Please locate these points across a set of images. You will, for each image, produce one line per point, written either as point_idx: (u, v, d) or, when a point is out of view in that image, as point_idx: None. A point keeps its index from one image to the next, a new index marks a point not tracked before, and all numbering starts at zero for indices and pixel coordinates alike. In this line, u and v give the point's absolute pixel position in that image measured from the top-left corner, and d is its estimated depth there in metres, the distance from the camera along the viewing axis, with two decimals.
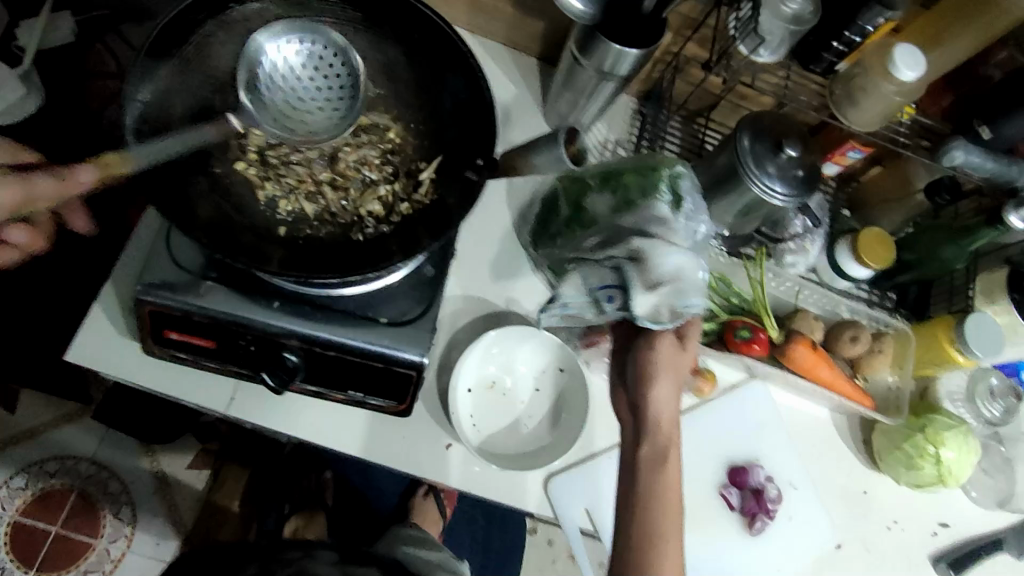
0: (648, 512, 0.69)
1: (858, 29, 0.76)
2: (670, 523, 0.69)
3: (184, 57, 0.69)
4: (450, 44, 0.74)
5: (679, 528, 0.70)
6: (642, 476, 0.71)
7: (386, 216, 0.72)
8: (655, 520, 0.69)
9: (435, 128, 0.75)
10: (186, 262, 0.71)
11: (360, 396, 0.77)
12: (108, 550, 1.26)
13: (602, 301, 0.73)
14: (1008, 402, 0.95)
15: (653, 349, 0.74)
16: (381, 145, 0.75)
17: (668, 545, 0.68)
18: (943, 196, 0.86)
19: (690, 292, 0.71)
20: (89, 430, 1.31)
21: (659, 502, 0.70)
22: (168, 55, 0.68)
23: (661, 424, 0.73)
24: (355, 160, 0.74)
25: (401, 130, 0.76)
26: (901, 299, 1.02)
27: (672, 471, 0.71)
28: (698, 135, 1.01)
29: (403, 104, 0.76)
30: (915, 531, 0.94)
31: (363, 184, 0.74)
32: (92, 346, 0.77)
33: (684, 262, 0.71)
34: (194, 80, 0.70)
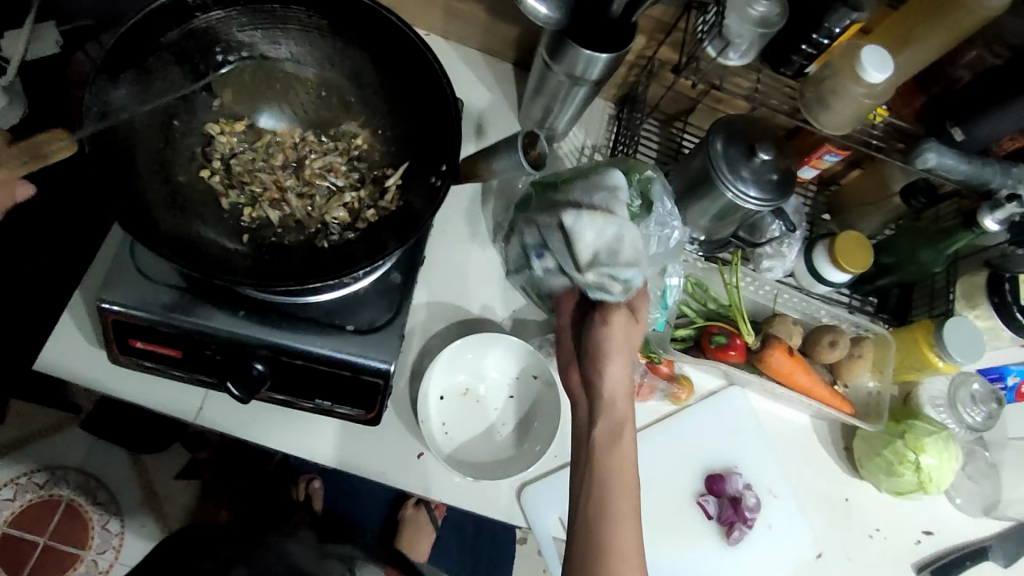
0: (601, 489, 0.70)
1: (826, 31, 0.76)
2: (623, 499, 0.70)
3: (148, 67, 0.65)
4: (418, 55, 0.70)
5: (635, 508, 0.70)
6: (598, 456, 0.72)
7: (351, 223, 0.71)
8: (608, 498, 0.69)
9: (401, 133, 0.74)
10: (150, 271, 0.71)
11: (328, 405, 0.76)
12: (97, 561, 1.21)
13: (538, 261, 0.82)
14: (991, 408, 0.93)
15: (608, 329, 0.75)
16: (348, 151, 0.75)
17: (621, 524, 0.68)
18: (919, 198, 0.85)
19: (624, 262, 0.72)
20: (77, 441, 1.25)
21: (612, 480, 0.70)
22: (128, 66, 0.64)
23: (614, 405, 0.74)
24: (322, 165, 0.73)
25: (369, 135, 0.75)
26: (882, 303, 1.00)
27: (626, 451, 0.72)
28: (676, 139, 1.02)
29: (372, 109, 0.74)
30: (898, 539, 0.92)
31: (329, 191, 0.73)
32: (57, 356, 0.77)
33: (618, 232, 0.73)
34: (159, 89, 0.67)
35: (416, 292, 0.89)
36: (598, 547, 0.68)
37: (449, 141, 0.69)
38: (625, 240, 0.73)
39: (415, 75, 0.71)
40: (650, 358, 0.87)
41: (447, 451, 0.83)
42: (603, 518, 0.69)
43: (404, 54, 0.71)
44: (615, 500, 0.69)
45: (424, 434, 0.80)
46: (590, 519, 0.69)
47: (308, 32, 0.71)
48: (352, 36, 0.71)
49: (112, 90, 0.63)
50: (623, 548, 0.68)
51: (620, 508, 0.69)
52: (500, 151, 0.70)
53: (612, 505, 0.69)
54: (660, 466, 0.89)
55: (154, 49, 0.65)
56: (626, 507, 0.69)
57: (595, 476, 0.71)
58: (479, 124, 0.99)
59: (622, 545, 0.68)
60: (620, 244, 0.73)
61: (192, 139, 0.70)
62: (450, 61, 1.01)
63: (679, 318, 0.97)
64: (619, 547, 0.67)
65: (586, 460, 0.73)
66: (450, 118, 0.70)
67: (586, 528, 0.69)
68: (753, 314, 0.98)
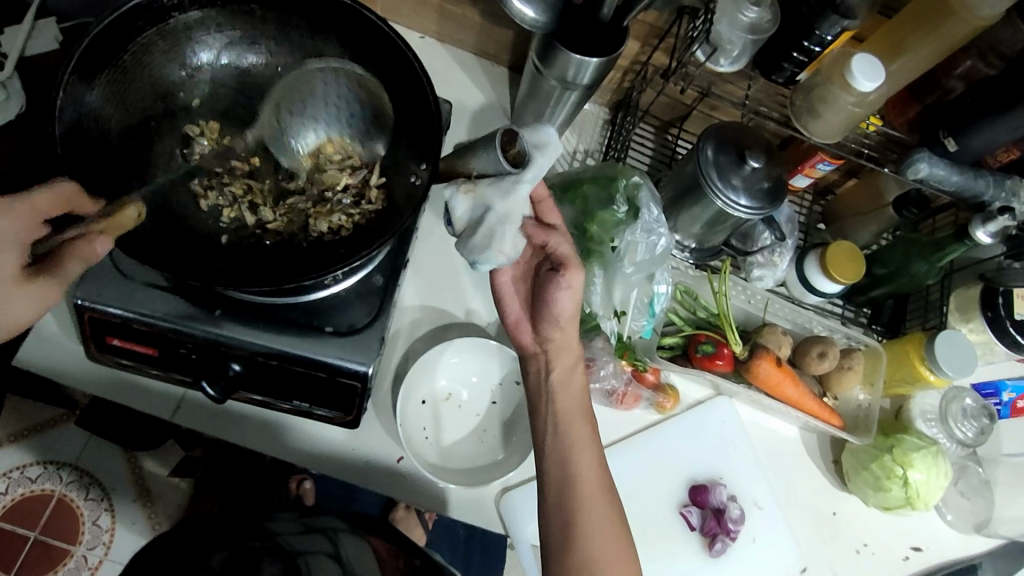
0: (561, 430, 0.73)
1: (817, 39, 0.75)
2: (580, 424, 0.73)
3: (122, 66, 0.65)
4: (394, 49, 0.69)
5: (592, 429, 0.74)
6: (555, 392, 0.75)
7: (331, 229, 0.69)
8: (567, 436, 0.73)
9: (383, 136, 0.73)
10: (126, 269, 0.70)
11: (307, 406, 0.75)
12: (86, 557, 1.18)
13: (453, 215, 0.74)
14: (983, 423, 0.92)
15: (568, 291, 0.74)
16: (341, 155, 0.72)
17: (581, 451, 0.72)
18: (911, 209, 0.83)
19: (483, 243, 0.68)
20: (74, 436, 1.24)
21: (567, 418, 0.73)
22: (103, 67, 0.64)
23: (571, 348, 0.76)
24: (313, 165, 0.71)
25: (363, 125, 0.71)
26: (875, 315, 0.98)
27: (578, 379, 0.76)
28: (670, 145, 1.01)
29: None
30: (886, 555, 0.90)
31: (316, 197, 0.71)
32: (39, 354, 0.79)
33: (487, 216, 0.66)
34: (136, 92, 0.67)
35: (401, 295, 0.88)
36: (566, 469, 0.71)
37: (429, 144, 0.68)
38: (485, 226, 0.67)
39: (394, 73, 0.70)
40: (635, 366, 0.87)
41: (427, 456, 0.82)
42: (565, 456, 0.71)
43: (385, 52, 0.70)
44: (575, 437, 0.72)
45: (402, 438, 0.80)
46: (557, 459, 0.72)
47: (289, 32, 0.72)
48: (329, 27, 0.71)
49: (87, 87, 0.62)
50: (590, 483, 0.70)
51: (580, 446, 0.72)
52: (477, 151, 0.67)
53: (573, 441, 0.72)
54: (643, 476, 0.87)
55: (129, 47, 0.65)
56: (585, 441, 0.73)
57: (553, 419, 0.74)
58: (472, 126, 0.98)
59: (582, 461, 0.71)
60: (481, 232, 0.67)
61: (169, 140, 0.69)
62: (444, 63, 1.00)
63: (667, 326, 0.96)
64: (580, 460, 0.71)
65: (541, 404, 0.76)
66: (429, 117, 0.69)
67: (554, 461, 0.72)
68: (744, 323, 0.96)
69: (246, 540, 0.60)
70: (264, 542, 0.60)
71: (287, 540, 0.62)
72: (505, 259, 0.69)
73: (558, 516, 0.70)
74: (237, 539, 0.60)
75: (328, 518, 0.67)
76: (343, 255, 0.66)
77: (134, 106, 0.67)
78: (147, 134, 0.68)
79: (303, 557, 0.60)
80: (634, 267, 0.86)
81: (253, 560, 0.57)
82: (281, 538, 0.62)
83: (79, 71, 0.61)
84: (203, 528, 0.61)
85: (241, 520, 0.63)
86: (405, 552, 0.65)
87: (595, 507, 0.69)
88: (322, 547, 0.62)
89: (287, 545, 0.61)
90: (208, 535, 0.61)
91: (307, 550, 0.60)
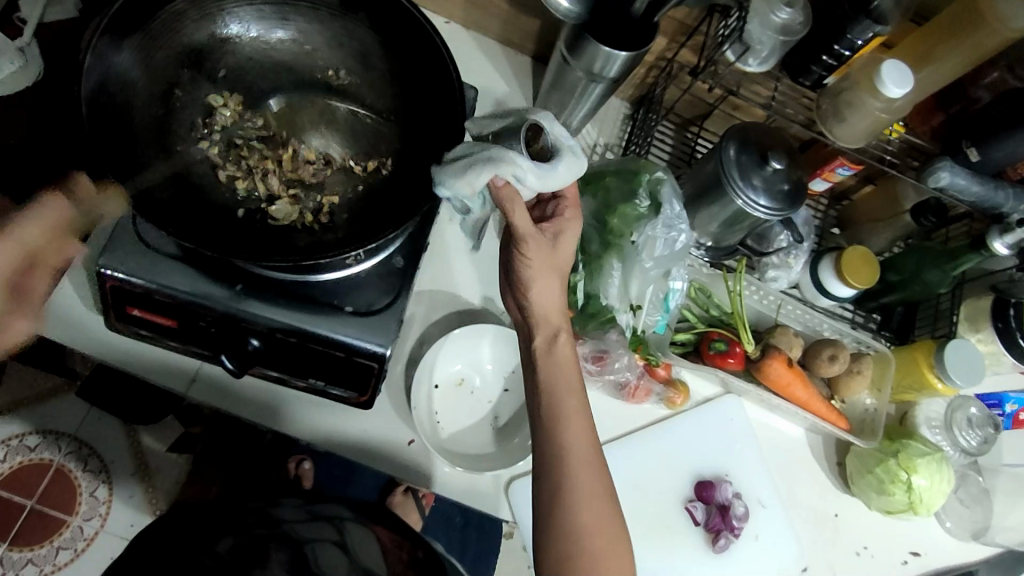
0: (548, 400, 0.66)
1: (847, 43, 0.76)
2: (570, 397, 0.67)
3: (151, 32, 0.65)
4: (427, 40, 0.69)
5: (582, 403, 0.67)
6: (538, 363, 0.69)
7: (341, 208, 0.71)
8: (556, 405, 0.66)
9: (407, 117, 0.73)
10: (149, 239, 0.70)
11: (322, 385, 0.75)
12: (82, 528, 1.17)
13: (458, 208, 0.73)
14: (986, 432, 0.93)
15: None
16: (348, 144, 0.74)
17: (572, 428, 0.65)
18: (929, 217, 0.84)
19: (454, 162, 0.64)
20: (75, 407, 1.24)
21: (554, 388, 0.67)
22: (134, 30, 0.63)
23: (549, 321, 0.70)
24: (319, 162, 0.73)
25: (375, 134, 0.74)
26: (884, 321, 0.99)
27: (564, 352, 0.69)
28: (690, 143, 1.01)
29: (379, 95, 0.74)
30: (885, 559, 0.91)
31: (324, 181, 0.72)
32: (55, 317, 0.77)
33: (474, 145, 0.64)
34: (162, 60, 0.67)
35: (417, 280, 0.88)
36: (554, 444, 0.65)
37: (455, 125, 0.68)
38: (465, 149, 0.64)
39: (427, 64, 0.70)
40: (647, 360, 0.88)
41: (439, 440, 0.83)
42: (552, 429, 0.65)
43: (416, 39, 0.70)
44: (562, 408, 0.66)
45: (414, 420, 0.80)
46: (546, 433, 0.65)
47: (322, 10, 0.72)
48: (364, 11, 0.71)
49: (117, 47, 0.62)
50: (579, 459, 0.64)
51: (567, 419, 0.66)
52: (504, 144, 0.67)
53: (561, 413, 0.66)
54: (650, 470, 0.88)
55: (158, 12, 0.65)
56: (575, 413, 0.66)
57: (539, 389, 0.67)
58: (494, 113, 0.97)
59: (573, 434, 0.65)
60: (459, 157, 0.64)
61: (191, 113, 0.69)
62: (469, 50, 1.00)
63: (680, 322, 0.96)
64: (570, 433, 0.65)
65: (530, 375, 0.69)
66: (454, 101, 0.69)
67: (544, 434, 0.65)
68: (755, 323, 0.97)
69: (252, 526, 0.58)
70: (271, 529, 0.58)
71: (295, 528, 0.59)
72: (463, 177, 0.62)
73: (546, 495, 0.63)
74: (243, 524, 0.58)
75: (334, 506, 0.65)
76: (368, 234, 0.67)
77: (158, 73, 0.67)
78: (168, 103, 0.68)
79: (310, 544, 0.57)
80: (653, 262, 0.86)
81: (260, 545, 0.56)
82: (289, 525, 0.59)
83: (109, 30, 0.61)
84: (199, 518, 0.60)
85: (244, 507, 0.62)
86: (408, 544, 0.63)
87: (588, 488, 0.63)
88: (330, 536, 0.59)
89: (295, 533, 0.59)
90: (208, 524, 0.59)
91: (313, 538, 0.58)
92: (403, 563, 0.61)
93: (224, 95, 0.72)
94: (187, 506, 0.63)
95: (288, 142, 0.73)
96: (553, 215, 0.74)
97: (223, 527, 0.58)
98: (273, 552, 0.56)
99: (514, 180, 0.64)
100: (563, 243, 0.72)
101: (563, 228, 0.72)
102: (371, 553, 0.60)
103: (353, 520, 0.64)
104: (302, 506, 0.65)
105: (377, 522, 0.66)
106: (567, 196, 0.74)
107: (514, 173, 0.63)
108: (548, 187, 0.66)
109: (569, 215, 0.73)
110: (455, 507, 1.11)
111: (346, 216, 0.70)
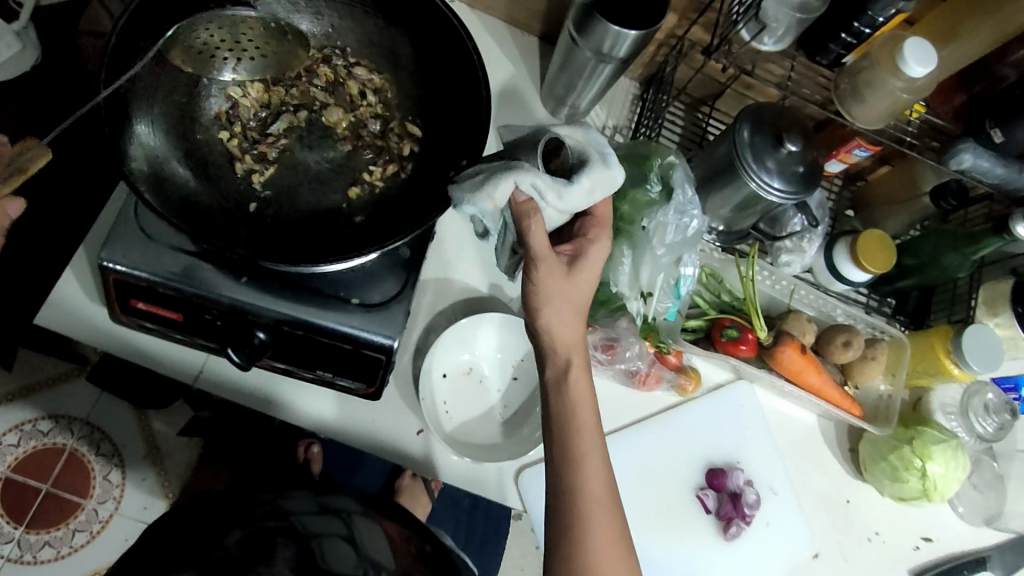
0: (566, 433, 0.64)
1: (868, 20, 0.72)
2: (590, 438, 0.64)
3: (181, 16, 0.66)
4: (456, 39, 0.69)
5: (600, 443, 0.64)
6: (550, 400, 0.65)
7: (362, 205, 0.69)
8: (571, 444, 0.63)
9: (430, 115, 0.73)
10: (152, 231, 0.69)
11: (329, 376, 0.75)
12: (97, 510, 1.19)
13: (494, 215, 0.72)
14: (1004, 419, 0.91)
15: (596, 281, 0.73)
16: (377, 136, 0.72)
17: (592, 470, 0.63)
18: (950, 201, 0.80)
19: (476, 179, 0.62)
20: (85, 393, 1.24)
21: (570, 422, 0.64)
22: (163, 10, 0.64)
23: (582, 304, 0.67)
24: (342, 161, 0.71)
25: (398, 127, 0.73)
26: (899, 306, 0.97)
27: (578, 390, 0.64)
28: (701, 124, 0.98)
29: (404, 94, 0.74)
30: (896, 544, 0.91)
31: (349, 176, 0.70)
32: (60, 309, 0.76)
33: (495, 164, 0.63)
34: None
35: (421, 270, 0.86)
36: (568, 482, 0.62)
37: (477, 123, 0.68)
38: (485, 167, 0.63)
39: (453, 59, 0.70)
40: (658, 348, 0.86)
41: (448, 430, 0.82)
42: (569, 467, 0.63)
43: (446, 39, 0.70)
44: (579, 446, 0.63)
45: (425, 410, 0.80)
46: (557, 470, 0.63)
47: None
48: (394, 15, 0.72)
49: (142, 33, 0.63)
50: (597, 502, 0.62)
51: (585, 458, 0.63)
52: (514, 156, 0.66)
53: (578, 450, 0.63)
54: (660, 458, 0.88)
55: None
56: (592, 452, 0.63)
57: (554, 421, 0.64)
58: (500, 96, 0.95)
59: (591, 476, 0.62)
60: (478, 173, 0.63)
61: (217, 100, 0.68)
62: (474, 29, 0.97)
63: (691, 309, 0.94)
64: (589, 475, 0.62)
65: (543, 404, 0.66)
66: (476, 90, 0.69)
67: (560, 464, 0.63)
68: (767, 308, 0.96)
69: (260, 518, 0.58)
70: (280, 521, 0.58)
71: (303, 521, 0.59)
72: (483, 194, 0.61)
73: (560, 533, 0.61)
74: (252, 517, 0.58)
75: (341, 499, 0.65)
76: (386, 236, 0.65)
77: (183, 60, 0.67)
78: (196, 96, 0.67)
79: (317, 539, 0.57)
80: (664, 249, 0.83)
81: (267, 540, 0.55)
82: (297, 518, 0.59)
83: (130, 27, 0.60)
84: (207, 511, 0.59)
85: (254, 499, 0.61)
86: (416, 536, 0.63)
87: (602, 526, 0.61)
88: (337, 530, 0.59)
89: (302, 526, 0.58)
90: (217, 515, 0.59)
91: (320, 532, 0.58)
92: (411, 555, 0.60)
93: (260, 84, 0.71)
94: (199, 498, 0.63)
95: (304, 133, 0.71)
96: (577, 235, 0.70)
97: (233, 517, 0.58)
98: (280, 549, 0.55)
99: (536, 197, 0.62)
100: (582, 268, 0.67)
101: (584, 251, 0.68)
102: (379, 547, 0.59)
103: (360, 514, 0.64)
104: (310, 496, 0.64)
105: (385, 514, 0.67)
106: (595, 215, 0.70)
107: (535, 188, 0.62)
108: (573, 205, 0.64)
109: (593, 236, 0.69)
110: (463, 492, 1.11)
111: (360, 218, 0.68)
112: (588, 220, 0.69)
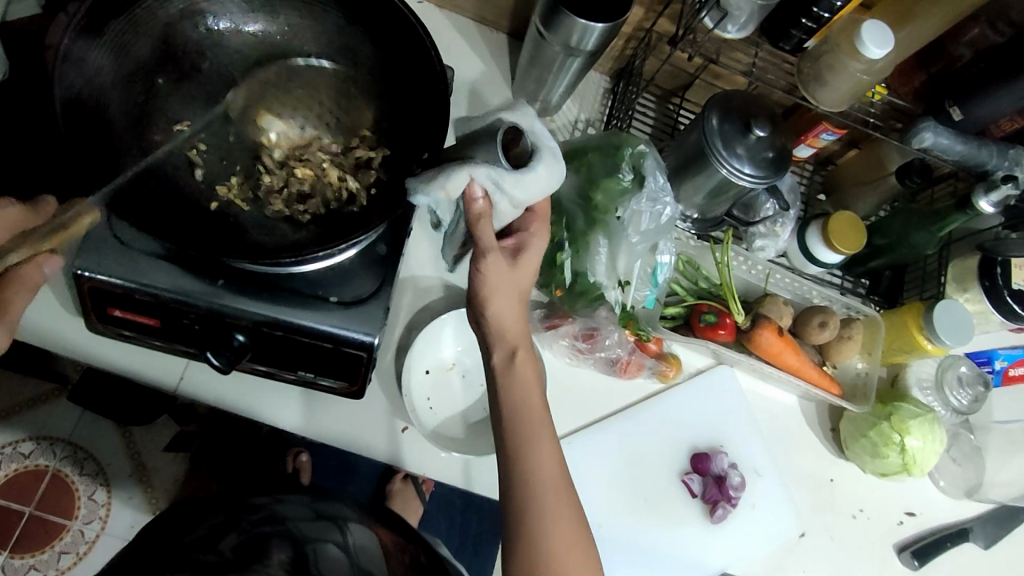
0: (518, 425, 0.66)
1: (826, 5, 0.74)
2: (541, 419, 0.67)
3: (134, 17, 0.66)
4: (415, 37, 0.69)
5: (549, 429, 0.67)
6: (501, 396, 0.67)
7: (322, 206, 0.70)
8: (526, 427, 0.66)
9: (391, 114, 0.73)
10: (127, 238, 0.69)
11: (311, 376, 0.75)
12: (83, 531, 1.16)
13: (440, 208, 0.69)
14: (977, 391, 0.93)
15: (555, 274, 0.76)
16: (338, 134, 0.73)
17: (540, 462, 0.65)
18: (914, 178, 0.83)
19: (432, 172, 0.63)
20: (66, 412, 1.22)
21: (527, 413, 0.66)
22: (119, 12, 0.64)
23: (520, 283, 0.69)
24: (307, 161, 0.71)
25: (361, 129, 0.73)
26: (873, 285, 0.99)
27: (531, 378, 0.68)
28: (672, 115, 1.00)
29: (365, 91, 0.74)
30: (881, 520, 0.92)
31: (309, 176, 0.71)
32: (37, 323, 0.75)
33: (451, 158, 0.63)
34: (144, 47, 0.67)
35: (401, 267, 0.87)
36: (522, 465, 0.65)
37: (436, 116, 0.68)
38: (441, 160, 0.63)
39: (412, 57, 0.70)
40: (639, 336, 0.89)
41: (430, 425, 0.82)
42: (526, 447, 0.65)
43: (402, 33, 0.70)
44: (532, 425, 0.66)
45: (407, 408, 0.80)
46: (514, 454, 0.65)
47: None
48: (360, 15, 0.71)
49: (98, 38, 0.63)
50: (552, 484, 0.65)
51: (540, 442, 0.65)
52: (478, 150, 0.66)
53: (530, 432, 0.66)
54: (647, 445, 0.88)
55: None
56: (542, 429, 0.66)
57: (517, 412, 0.66)
58: (472, 95, 0.95)
59: (545, 454, 0.65)
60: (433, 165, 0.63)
61: (179, 100, 0.69)
62: (444, 30, 0.97)
63: (669, 296, 0.96)
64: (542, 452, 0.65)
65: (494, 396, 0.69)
66: (434, 80, 0.69)
67: (520, 443, 0.65)
68: (744, 293, 0.97)
69: (255, 523, 0.58)
70: (275, 526, 0.58)
71: (299, 526, 0.59)
72: (440, 184, 0.61)
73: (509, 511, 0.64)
74: (246, 523, 0.58)
75: (339, 505, 0.65)
76: (348, 232, 0.65)
77: (141, 61, 0.67)
78: (153, 98, 0.68)
79: (312, 544, 0.57)
80: (639, 237, 0.84)
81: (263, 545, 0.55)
82: (293, 523, 0.59)
83: (86, 27, 0.61)
84: (197, 517, 0.59)
85: (246, 504, 0.61)
86: (410, 546, 0.63)
87: (558, 510, 0.64)
88: (332, 535, 0.59)
89: (298, 531, 0.58)
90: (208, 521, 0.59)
91: (315, 536, 0.58)
92: (406, 565, 0.59)
93: (229, 87, 0.72)
94: (187, 501, 0.63)
95: (268, 131, 0.72)
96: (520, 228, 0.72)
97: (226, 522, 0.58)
98: (276, 550, 0.55)
99: (491, 186, 0.62)
100: (524, 259, 0.70)
101: (529, 247, 0.71)
102: (375, 552, 0.58)
103: (357, 520, 0.63)
104: (306, 502, 0.64)
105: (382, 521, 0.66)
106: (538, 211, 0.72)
107: (491, 178, 0.62)
108: (529, 195, 0.64)
109: (535, 229, 0.72)
110: (453, 491, 1.11)
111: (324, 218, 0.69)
112: (528, 215, 0.72)
